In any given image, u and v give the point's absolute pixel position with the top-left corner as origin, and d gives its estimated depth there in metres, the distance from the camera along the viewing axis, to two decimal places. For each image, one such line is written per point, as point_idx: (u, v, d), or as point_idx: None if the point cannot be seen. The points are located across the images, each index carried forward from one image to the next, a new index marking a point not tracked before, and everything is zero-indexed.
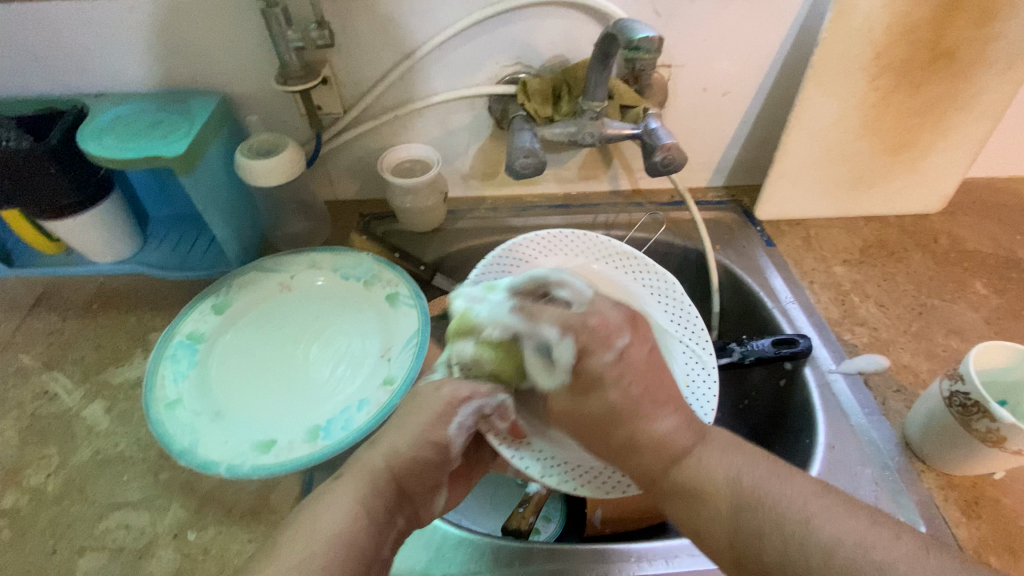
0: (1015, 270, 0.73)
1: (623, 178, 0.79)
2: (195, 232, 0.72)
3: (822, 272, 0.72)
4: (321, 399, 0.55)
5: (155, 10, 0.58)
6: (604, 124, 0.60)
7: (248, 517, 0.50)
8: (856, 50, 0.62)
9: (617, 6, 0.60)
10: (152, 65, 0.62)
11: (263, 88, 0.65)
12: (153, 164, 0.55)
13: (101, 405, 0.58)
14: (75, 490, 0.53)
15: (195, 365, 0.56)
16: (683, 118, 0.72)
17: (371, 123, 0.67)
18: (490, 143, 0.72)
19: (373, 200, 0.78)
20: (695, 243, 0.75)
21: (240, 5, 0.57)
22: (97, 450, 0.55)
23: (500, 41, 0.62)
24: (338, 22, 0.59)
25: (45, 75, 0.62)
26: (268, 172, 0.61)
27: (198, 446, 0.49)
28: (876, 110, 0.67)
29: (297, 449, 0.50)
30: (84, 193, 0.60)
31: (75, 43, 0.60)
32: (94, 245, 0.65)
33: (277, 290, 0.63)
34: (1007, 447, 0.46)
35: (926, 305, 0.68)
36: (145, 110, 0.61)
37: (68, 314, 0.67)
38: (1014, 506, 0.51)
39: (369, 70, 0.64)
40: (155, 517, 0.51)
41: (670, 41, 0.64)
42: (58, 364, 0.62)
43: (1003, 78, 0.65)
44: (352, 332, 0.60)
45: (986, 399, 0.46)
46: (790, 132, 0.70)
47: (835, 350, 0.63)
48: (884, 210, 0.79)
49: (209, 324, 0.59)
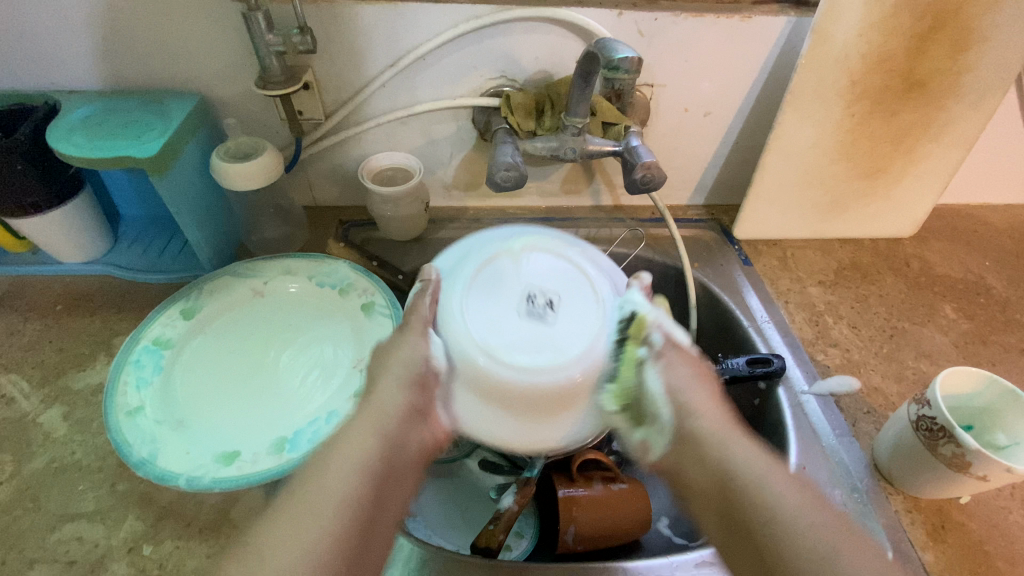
0: (983, 296, 0.75)
1: (605, 194, 0.80)
2: (168, 233, 0.70)
3: (797, 292, 0.73)
4: (290, 409, 0.53)
5: (131, 8, 0.57)
6: (585, 140, 0.60)
7: (206, 532, 0.49)
8: (833, 78, 0.64)
9: (601, 25, 0.60)
10: (129, 63, 0.61)
11: (243, 90, 0.64)
12: (124, 165, 0.54)
13: (58, 412, 0.56)
14: (26, 500, 0.50)
15: (159, 372, 0.54)
16: (665, 137, 0.73)
17: (354, 131, 0.67)
18: (473, 154, 0.72)
19: (352, 207, 0.77)
20: (674, 260, 0.76)
21: (222, 8, 0.57)
22: (52, 458, 0.53)
23: (485, 54, 0.62)
24: (321, 28, 0.59)
25: (13, 69, 0.61)
26: (244, 175, 0.59)
27: (158, 457, 0.48)
28: (852, 136, 0.69)
29: (261, 460, 0.49)
30: (52, 191, 0.59)
31: (46, 39, 0.58)
32: (61, 244, 0.63)
33: (248, 295, 0.62)
34: (971, 472, 0.46)
35: (898, 328, 0.69)
36: (119, 109, 0.59)
37: (29, 315, 0.65)
38: (977, 530, 0.52)
39: (352, 77, 0.63)
40: (110, 529, 0.49)
41: (653, 60, 0.64)
42: (16, 367, 0.60)
43: (973, 109, 0.67)
44: (324, 340, 0.59)
45: (951, 424, 0.47)
46: (768, 154, 0.71)
47: (808, 371, 0.63)
48: (858, 233, 0.80)
49: (176, 329, 0.58)
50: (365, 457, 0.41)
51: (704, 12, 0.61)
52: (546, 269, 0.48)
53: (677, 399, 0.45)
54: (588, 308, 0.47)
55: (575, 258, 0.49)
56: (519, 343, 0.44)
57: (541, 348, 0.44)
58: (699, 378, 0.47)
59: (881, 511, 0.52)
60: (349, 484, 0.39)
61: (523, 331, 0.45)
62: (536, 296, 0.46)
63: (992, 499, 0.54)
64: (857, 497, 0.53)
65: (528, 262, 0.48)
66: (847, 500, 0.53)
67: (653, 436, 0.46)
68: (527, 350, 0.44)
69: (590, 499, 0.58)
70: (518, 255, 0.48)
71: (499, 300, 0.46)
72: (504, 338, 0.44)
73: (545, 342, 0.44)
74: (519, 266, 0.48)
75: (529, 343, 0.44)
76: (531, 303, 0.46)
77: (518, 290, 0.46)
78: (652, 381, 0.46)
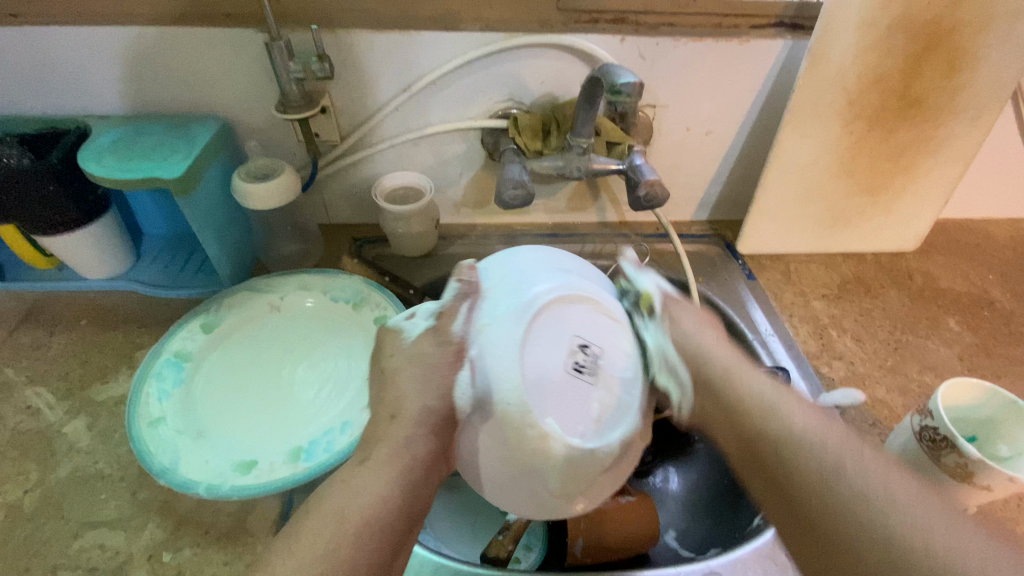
0: (986, 308, 0.75)
1: (610, 210, 0.82)
2: (188, 250, 0.73)
3: (801, 306, 0.74)
4: (305, 419, 0.55)
5: (161, 38, 0.60)
6: (590, 159, 0.62)
7: (224, 540, 0.50)
8: (831, 98, 0.66)
9: (604, 51, 0.63)
10: (156, 89, 0.64)
11: (264, 114, 0.67)
12: (150, 185, 0.57)
13: (82, 422, 0.58)
14: (52, 508, 0.52)
15: (179, 384, 0.56)
16: (668, 156, 0.75)
17: (368, 152, 0.69)
18: (482, 173, 0.75)
19: (365, 224, 0.79)
20: (678, 274, 0.77)
21: (246, 37, 0.60)
22: (76, 467, 0.55)
23: (493, 78, 0.65)
24: (338, 56, 0.62)
25: (47, 95, 0.64)
26: (263, 195, 0.62)
27: (179, 465, 0.49)
28: (851, 153, 0.71)
29: (278, 470, 0.50)
30: (81, 211, 0.62)
31: (79, 67, 0.62)
32: (86, 261, 0.66)
33: (265, 310, 0.64)
34: (974, 482, 0.47)
35: (902, 341, 0.70)
36: (145, 133, 0.62)
37: (55, 330, 0.68)
38: None
39: (367, 101, 0.66)
40: (131, 536, 0.50)
41: (654, 82, 0.67)
42: (42, 380, 0.62)
43: (970, 125, 0.69)
44: (338, 353, 0.61)
45: (954, 434, 0.48)
46: (770, 172, 0.73)
47: (812, 384, 0.64)
48: (861, 247, 0.81)
49: (197, 342, 0.60)
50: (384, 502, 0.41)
51: (704, 37, 0.63)
52: (593, 322, 0.44)
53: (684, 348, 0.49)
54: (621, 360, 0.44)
55: (619, 314, 0.46)
56: (551, 395, 0.41)
57: (583, 413, 0.41)
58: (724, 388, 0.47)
59: None
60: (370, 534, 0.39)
61: (564, 386, 0.41)
62: (588, 352, 0.43)
63: (999, 510, 0.54)
64: None
65: (577, 313, 0.43)
66: None
67: (679, 393, 0.48)
68: (565, 408, 0.41)
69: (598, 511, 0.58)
70: (561, 298, 0.43)
71: (540, 341, 0.41)
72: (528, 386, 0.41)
73: (580, 408, 0.41)
74: (564, 310, 0.43)
75: (569, 400, 0.41)
76: (571, 347, 0.42)
77: (566, 336, 0.42)
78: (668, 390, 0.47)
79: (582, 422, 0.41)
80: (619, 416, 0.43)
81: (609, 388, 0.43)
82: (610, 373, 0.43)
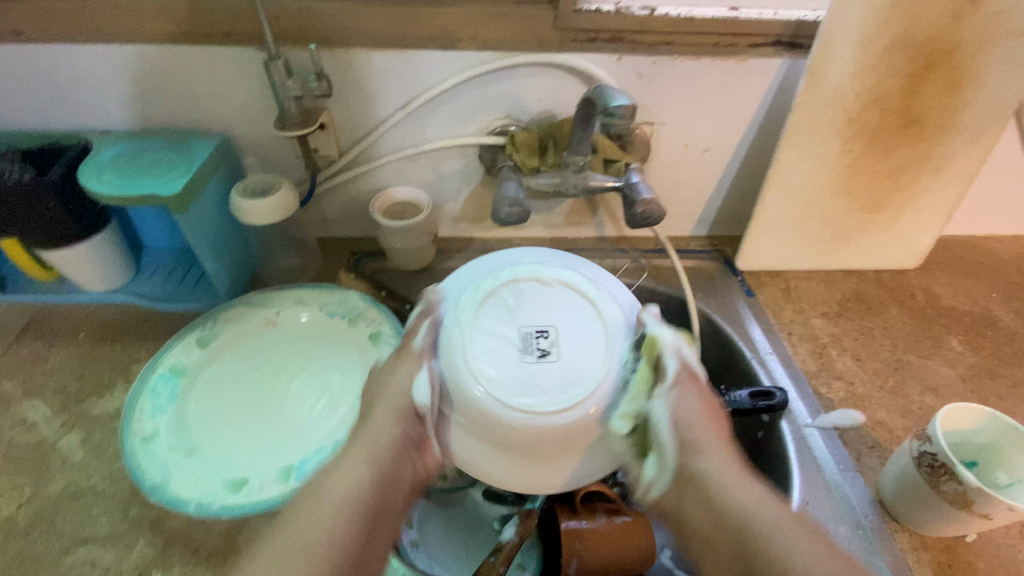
0: (990, 328, 0.74)
1: (608, 225, 0.82)
2: (187, 263, 0.74)
3: (800, 324, 0.73)
4: (298, 435, 0.55)
5: (164, 57, 0.61)
6: (587, 176, 0.62)
7: (214, 558, 0.50)
8: (830, 116, 0.66)
9: (601, 69, 0.63)
10: (157, 106, 0.65)
11: (264, 131, 0.67)
12: (149, 202, 0.57)
13: (76, 436, 0.59)
14: (43, 523, 0.52)
15: (174, 399, 0.56)
16: (666, 172, 0.75)
17: (365, 167, 0.70)
18: (480, 188, 0.75)
19: (364, 238, 0.80)
20: (677, 291, 0.77)
21: (246, 56, 0.61)
22: (69, 482, 0.55)
23: (491, 95, 0.66)
24: (337, 74, 0.62)
25: (51, 111, 0.65)
26: (260, 212, 0.63)
27: (170, 484, 0.49)
28: (851, 171, 0.70)
29: (268, 488, 0.50)
30: (81, 225, 0.62)
31: (83, 84, 0.63)
32: (86, 275, 0.67)
33: (261, 325, 0.64)
34: (974, 510, 0.46)
35: (903, 361, 0.69)
36: (146, 149, 0.63)
37: (53, 342, 0.68)
38: (986, 569, 0.51)
39: (365, 118, 0.67)
40: (122, 554, 0.50)
41: (652, 100, 0.67)
42: (38, 392, 0.63)
43: (971, 144, 0.69)
44: (332, 370, 0.61)
45: (953, 460, 0.47)
46: (768, 189, 0.72)
47: (811, 405, 0.63)
48: (861, 264, 0.81)
49: (192, 358, 0.60)
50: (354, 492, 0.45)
51: (701, 56, 0.63)
52: (486, 336, 0.47)
53: (684, 435, 0.48)
54: (536, 285, 0.50)
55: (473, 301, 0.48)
56: (577, 368, 0.46)
57: (577, 334, 0.47)
58: (709, 413, 0.51)
59: (887, 549, 0.51)
60: (338, 521, 0.43)
61: (560, 368, 0.46)
62: (532, 322, 0.48)
63: (1001, 537, 0.53)
64: (862, 535, 0.52)
65: (484, 347, 0.46)
66: (851, 537, 0.52)
67: (654, 478, 0.49)
68: (578, 336, 0.47)
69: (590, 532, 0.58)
70: (470, 359, 0.46)
71: (506, 387, 0.45)
72: (551, 387, 0.45)
73: (576, 315, 0.48)
74: (482, 372, 0.45)
75: (581, 336, 0.47)
76: (529, 355, 0.46)
77: (509, 350, 0.46)
78: (658, 412, 0.47)
79: (583, 326, 0.48)
80: (563, 302, 0.49)
81: (552, 291, 0.49)
82: (544, 297, 0.49)
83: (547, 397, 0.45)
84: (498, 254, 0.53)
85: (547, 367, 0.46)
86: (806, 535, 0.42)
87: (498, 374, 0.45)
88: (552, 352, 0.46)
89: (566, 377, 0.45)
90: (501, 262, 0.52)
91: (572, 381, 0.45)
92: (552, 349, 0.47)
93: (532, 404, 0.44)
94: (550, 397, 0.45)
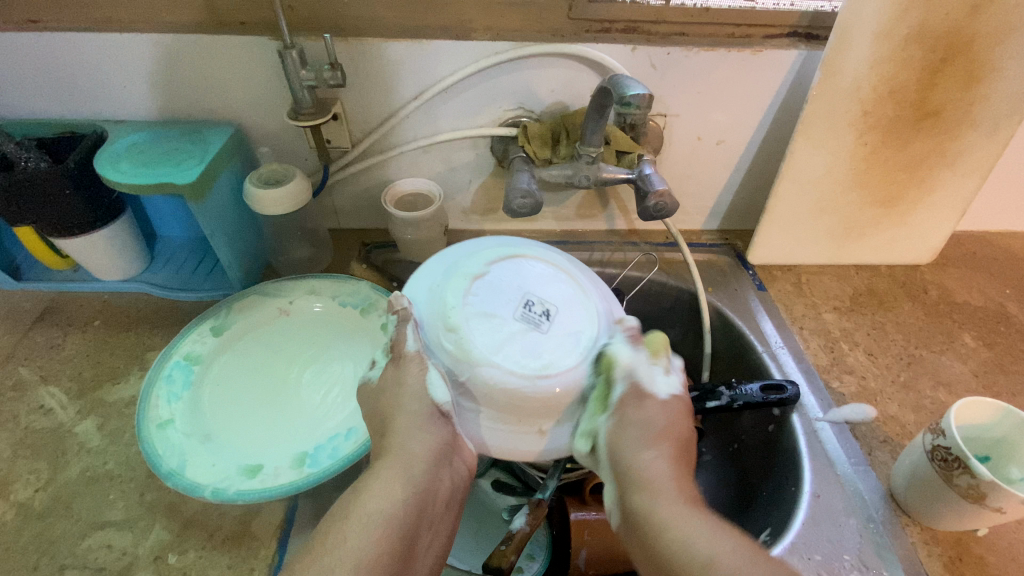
0: (1003, 324, 0.74)
1: (619, 218, 0.81)
2: (201, 253, 0.74)
3: (812, 318, 0.73)
4: (312, 423, 0.56)
5: (178, 46, 0.61)
6: (600, 168, 0.62)
7: (229, 543, 0.50)
8: (845, 108, 0.65)
9: (615, 60, 0.63)
10: (171, 96, 0.65)
11: (277, 121, 0.68)
12: (164, 191, 0.58)
13: (92, 422, 0.59)
14: (61, 507, 0.53)
15: (189, 387, 0.57)
16: (678, 165, 0.74)
17: (378, 158, 0.70)
18: (491, 180, 0.75)
19: (375, 229, 0.80)
20: (687, 284, 0.77)
21: (259, 46, 0.61)
22: (86, 467, 0.56)
23: (504, 86, 0.65)
24: (350, 64, 0.62)
25: (67, 101, 0.66)
26: (273, 202, 0.63)
27: (185, 469, 0.50)
28: (865, 165, 0.70)
29: (282, 475, 0.50)
30: (96, 214, 0.63)
31: (98, 73, 0.63)
32: (101, 264, 0.67)
33: (273, 314, 0.65)
34: (987, 504, 0.46)
35: (915, 356, 0.69)
36: (160, 138, 0.63)
37: (69, 330, 0.69)
38: (997, 564, 0.51)
39: (377, 109, 0.67)
40: (138, 538, 0.51)
41: (665, 92, 0.66)
42: (55, 379, 0.63)
43: (988, 138, 0.68)
44: (345, 359, 0.61)
45: (967, 454, 0.46)
46: (781, 182, 0.72)
47: (822, 399, 0.63)
48: (873, 259, 0.80)
49: (206, 346, 0.60)
50: (390, 506, 0.43)
51: (715, 47, 0.63)
52: (475, 327, 0.44)
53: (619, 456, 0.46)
54: (477, 285, 0.46)
55: (433, 328, 0.45)
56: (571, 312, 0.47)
57: (548, 286, 0.47)
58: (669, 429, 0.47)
59: (898, 543, 0.51)
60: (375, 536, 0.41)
61: (557, 322, 0.45)
62: (511, 299, 0.45)
63: (1013, 532, 0.53)
64: (874, 528, 0.52)
65: (479, 337, 0.44)
66: (862, 530, 0.52)
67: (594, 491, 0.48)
68: (551, 287, 0.47)
69: (599, 522, 0.60)
70: (471, 353, 0.44)
71: (521, 363, 0.44)
72: (558, 343, 0.45)
73: (528, 270, 0.48)
74: (488, 360, 0.44)
75: (556, 288, 0.47)
76: (544, 322, 0.45)
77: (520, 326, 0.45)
78: (601, 432, 0.46)
79: (547, 277, 0.48)
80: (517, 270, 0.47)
81: (492, 277, 0.47)
82: (489, 283, 0.46)
83: (564, 350, 0.45)
84: (431, 267, 0.50)
85: (542, 328, 0.45)
86: (728, 541, 0.40)
87: (507, 355, 0.44)
88: (537, 311, 0.45)
89: (571, 326, 0.46)
90: (428, 292, 0.48)
91: (573, 325, 0.46)
92: (539, 302, 0.46)
93: (556, 366, 0.44)
94: (564, 348, 0.45)
